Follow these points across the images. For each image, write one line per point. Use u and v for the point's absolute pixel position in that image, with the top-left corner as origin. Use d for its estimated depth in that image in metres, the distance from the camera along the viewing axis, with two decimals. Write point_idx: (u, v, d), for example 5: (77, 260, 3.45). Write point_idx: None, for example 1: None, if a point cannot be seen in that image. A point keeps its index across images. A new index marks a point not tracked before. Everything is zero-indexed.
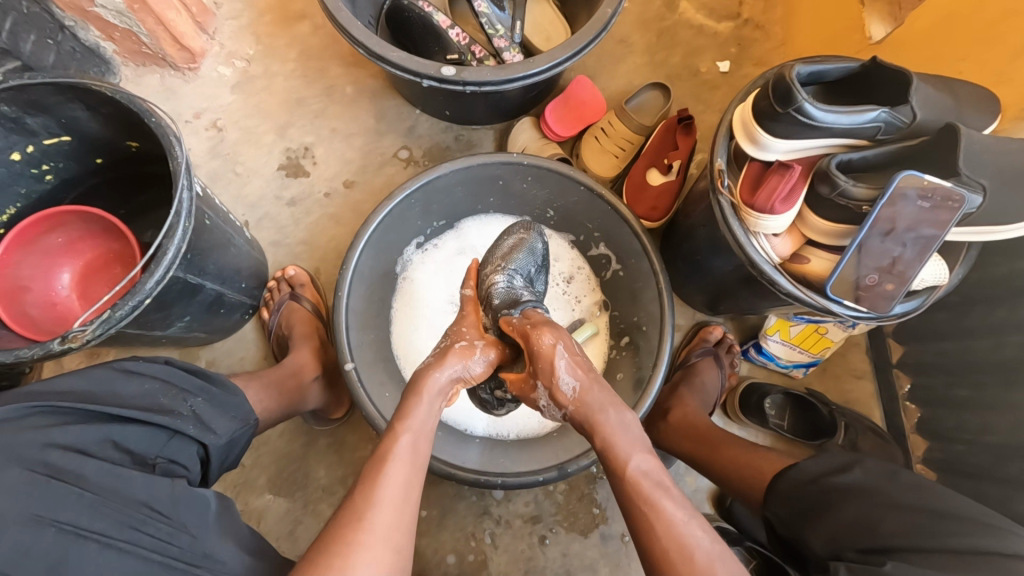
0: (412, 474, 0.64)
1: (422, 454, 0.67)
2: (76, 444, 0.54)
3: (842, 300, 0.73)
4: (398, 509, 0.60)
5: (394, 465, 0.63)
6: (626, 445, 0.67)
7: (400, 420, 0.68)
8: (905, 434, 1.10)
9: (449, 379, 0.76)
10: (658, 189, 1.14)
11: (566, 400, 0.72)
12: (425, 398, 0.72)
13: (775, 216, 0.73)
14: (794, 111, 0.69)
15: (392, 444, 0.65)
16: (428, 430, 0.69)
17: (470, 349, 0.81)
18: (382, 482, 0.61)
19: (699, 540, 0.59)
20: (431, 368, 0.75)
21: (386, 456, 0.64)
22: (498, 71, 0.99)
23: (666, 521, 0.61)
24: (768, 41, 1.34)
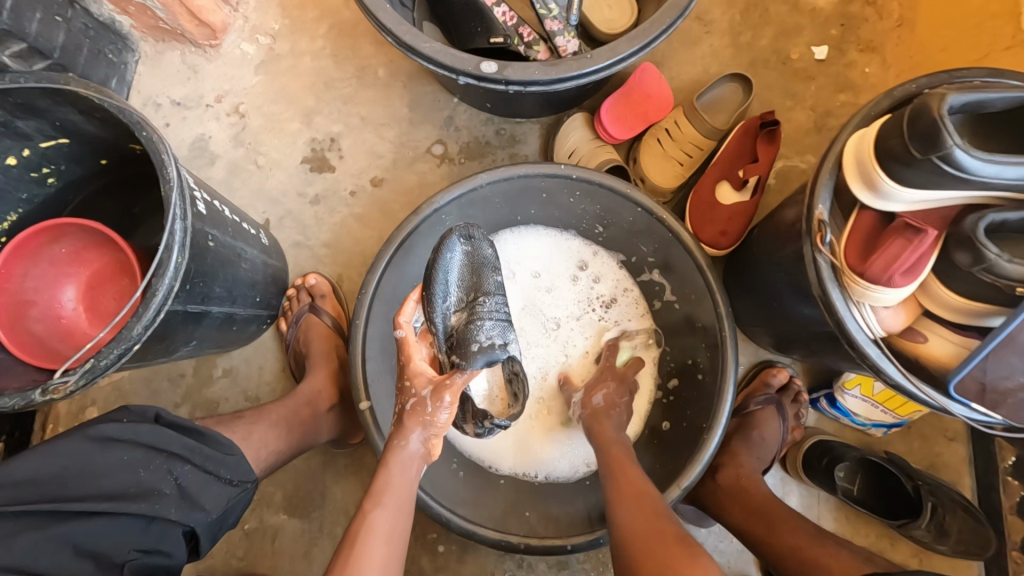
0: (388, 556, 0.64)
1: (400, 527, 0.67)
2: (29, 561, 0.50)
3: (967, 403, 0.57)
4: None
5: (374, 543, 0.63)
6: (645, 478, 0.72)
7: (373, 496, 0.67)
8: (1001, 513, 0.94)
9: (421, 445, 0.74)
10: (731, 210, 0.97)
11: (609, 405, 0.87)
12: (396, 469, 0.71)
13: (892, 290, 0.58)
14: (938, 159, 0.52)
15: (364, 524, 0.65)
16: (405, 506, 0.69)
17: (423, 405, 0.74)
18: (359, 568, 0.61)
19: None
20: (401, 439, 0.73)
21: (362, 539, 0.64)
22: (547, 69, 0.83)
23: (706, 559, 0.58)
24: (879, 22, 1.10)
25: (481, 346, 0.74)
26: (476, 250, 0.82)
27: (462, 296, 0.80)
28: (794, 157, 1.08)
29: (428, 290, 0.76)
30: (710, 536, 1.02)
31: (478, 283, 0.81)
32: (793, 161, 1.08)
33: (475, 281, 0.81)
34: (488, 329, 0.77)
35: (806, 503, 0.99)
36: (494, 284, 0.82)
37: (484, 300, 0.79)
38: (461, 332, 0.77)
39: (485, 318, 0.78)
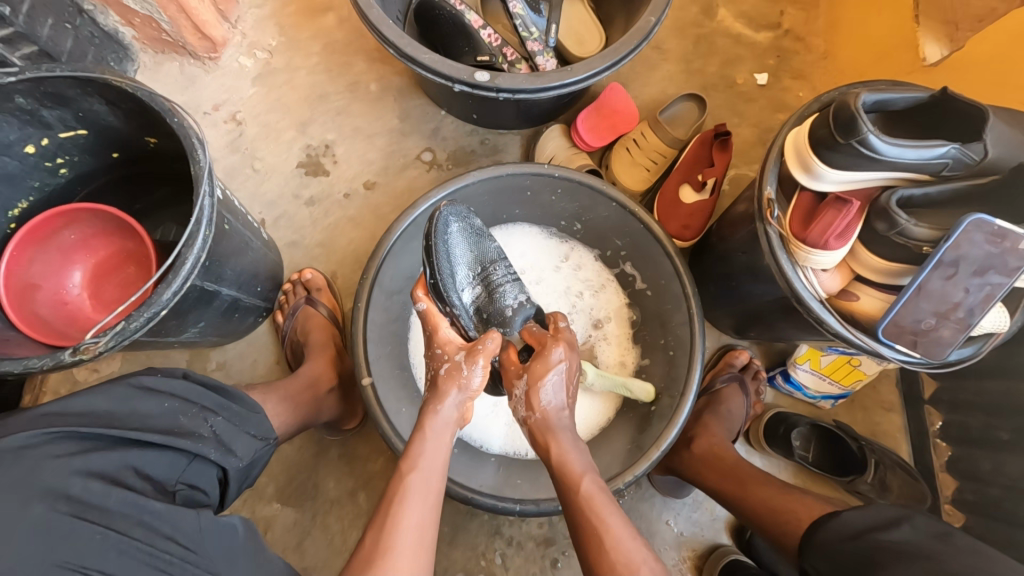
0: (428, 511, 0.67)
1: (434, 486, 0.70)
2: (102, 471, 0.52)
3: (893, 344, 0.69)
4: (417, 549, 0.64)
5: (410, 505, 0.66)
6: (580, 465, 0.73)
7: (409, 459, 0.71)
8: (934, 473, 1.07)
9: (455, 409, 0.78)
10: (692, 208, 1.11)
11: (537, 407, 0.79)
12: (431, 434, 0.75)
13: (828, 252, 0.70)
14: (856, 142, 0.64)
15: (403, 484, 0.69)
16: (439, 468, 0.72)
17: (458, 369, 0.80)
18: (399, 523, 0.64)
19: (639, 555, 0.64)
20: (433, 403, 0.78)
21: (403, 497, 0.67)
22: (533, 79, 0.94)
23: (608, 525, 0.66)
24: (809, 54, 1.28)
25: (513, 308, 0.89)
26: (468, 222, 0.92)
27: (477, 273, 0.91)
28: (743, 167, 1.23)
29: (438, 277, 0.84)
30: (684, 508, 1.10)
31: (484, 255, 0.93)
32: (743, 170, 1.23)
33: (480, 253, 0.93)
34: (512, 292, 0.91)
35: (768, 468, 1.11)
36: (495, 252, 0.94)
37: (493, 270, 0.93)
38: (490, 304, 0.90)
39: (503, 285, 0.92)
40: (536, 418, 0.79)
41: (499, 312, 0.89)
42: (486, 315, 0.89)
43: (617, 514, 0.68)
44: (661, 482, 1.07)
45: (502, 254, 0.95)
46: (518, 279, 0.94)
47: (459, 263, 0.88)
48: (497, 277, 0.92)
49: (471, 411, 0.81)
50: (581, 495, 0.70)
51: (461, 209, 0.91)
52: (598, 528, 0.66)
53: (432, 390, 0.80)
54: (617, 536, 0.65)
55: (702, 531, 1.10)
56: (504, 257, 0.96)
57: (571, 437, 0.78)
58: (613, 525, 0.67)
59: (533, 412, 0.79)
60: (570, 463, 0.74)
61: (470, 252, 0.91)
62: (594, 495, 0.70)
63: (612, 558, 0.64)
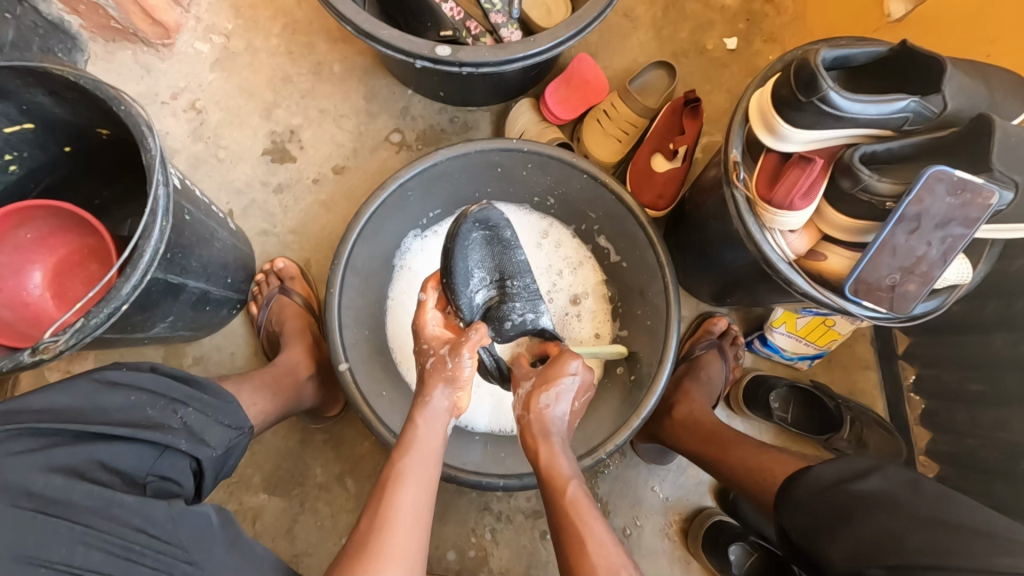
0: (424, 496, 0.67)
1: (431, 474, 0.70)
2: (63, 467, 0.52)
3: (860, 301, 0.70)
4: (411, 529, 0.63)
5: (406, 487, 0.67)
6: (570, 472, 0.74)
7: (402, 445, 0.71)
8: (909, 426, 1.10)
9: (446, 401, 0.78)
10: (664, 177, 1.10)
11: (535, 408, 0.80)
12: (423, 422, 0.75)
13: (793, 212, 0.70)
14: (818, 100, 0.64)
15: (397, 468, 0.69)
16: (433, 455, 0.72)
17: (443, 362, 0.79)
18: (395, 504, 0.65)
19: (611, 558, 0.63)
20: (424, 397, 0.77)
21: (397, 478, 0.68)
22: (495, 51, 0.92)
23: (588, 530, 0.66)
24: (778, 16, 1.27)
25: (515, 324, 0.91)
26: (495, 232, 0.90)
27: (494, 276, 0.91)
28: (716, 134, 1.23)
29: (450, 276, 0.83)
30: (669, 474, 1.12)
31: (506, 265, 0.92)
32: (715, 137, 1.22)
33: (504, 264, 0.92)
34: (521, 308, 0.92)
35: (750, 431, 1.13)
36: (522, 264, 0.94)
37: (512, 283, 0.93)
38: (495, 309, 0.90)
39: (516, 298, 0.92)
40: (528, 419, 0.80)
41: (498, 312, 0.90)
42: (489, 318, 0.90)
43: (601, 526, 0.67)
44: (645, 450, 1.09)
45: (529, 266, 0.95)
46: (539, 296, 0.95)
47: (476, 266, 0.87)
48: (513, 287, 0.93)
49: (466, 400, 0.80)
50: (567, 499, 0.70)
51: (490, 212, 0.88)
52: (580, 530, 0.66)
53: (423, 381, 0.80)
54: (597, 541, 0.65)
55: (687, 495, 1.12)
56: (528, 271, 0.95)
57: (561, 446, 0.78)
58: (596, 528, 0.67)
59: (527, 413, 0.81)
60: (562, 467, 0.75)
61: (487, 252, 0.90)
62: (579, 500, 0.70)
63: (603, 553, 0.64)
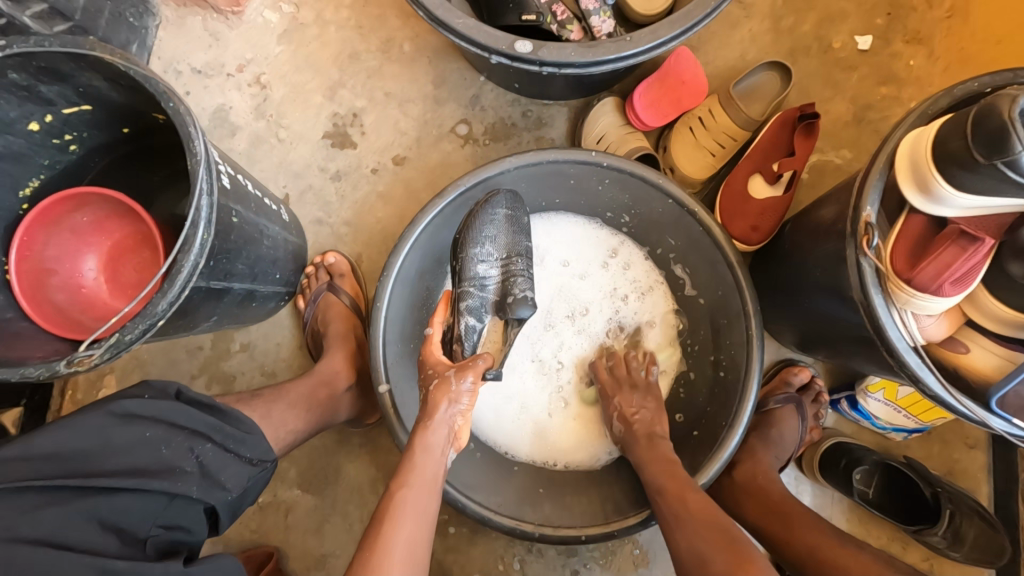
0: (421, 532, 0.62)
1: (429, 510, 0.65)
2: (52, 534, 0.50)
3: (1010, 417, 0.56)
4: (405, 572, 0.59)
5: (402, 524, 0.62)
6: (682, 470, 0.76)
7: (400, 476, 0.66)
8: (1018, 524, 0.94)
9: (448, 427, 0.72)
10: (762, 204, 0.95)
11: (631, 412, 0.86)
12: (421, 451, 0.69)
13: (939, 299, 0.56)
14: (1002, 165, 0.49)
15: (393, 501, 0.64)
16: (432, 485, 0.67)
17: (448, 382, 0.73)
18: (387, 545, 0.60)
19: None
20: (424, 425, 0.71)
21: (392, 514, 0.63)
22: (584, 51, 0.79)
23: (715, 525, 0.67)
24: (930, 11, 1.04)
25: (518, 297, 0.84)
26: (517, 215, 0.88)
27: (504, 255, 0.86)
28: (829, 152, 1.05)
29: (466, 237, 0.84)
30: None
31: (513, 245, 0.87)
32: (828, 156, 1.05)
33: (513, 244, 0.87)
34: (524, 283, 0.86)
35: (818, 503, 0.99)
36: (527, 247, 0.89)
37: (515, 261, 0.87)
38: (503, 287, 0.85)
39: (519, 276, 0.86)
40: (633, 426, 0.85)
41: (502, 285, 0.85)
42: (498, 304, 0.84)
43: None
44: None
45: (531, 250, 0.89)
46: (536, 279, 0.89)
47: (487, 240, 0.85)
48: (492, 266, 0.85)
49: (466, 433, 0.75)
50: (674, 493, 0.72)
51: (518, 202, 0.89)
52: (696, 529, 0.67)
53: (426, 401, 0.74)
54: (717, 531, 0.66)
55: None
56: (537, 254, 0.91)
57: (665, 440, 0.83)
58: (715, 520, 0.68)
59: (627, 420, 0.86)
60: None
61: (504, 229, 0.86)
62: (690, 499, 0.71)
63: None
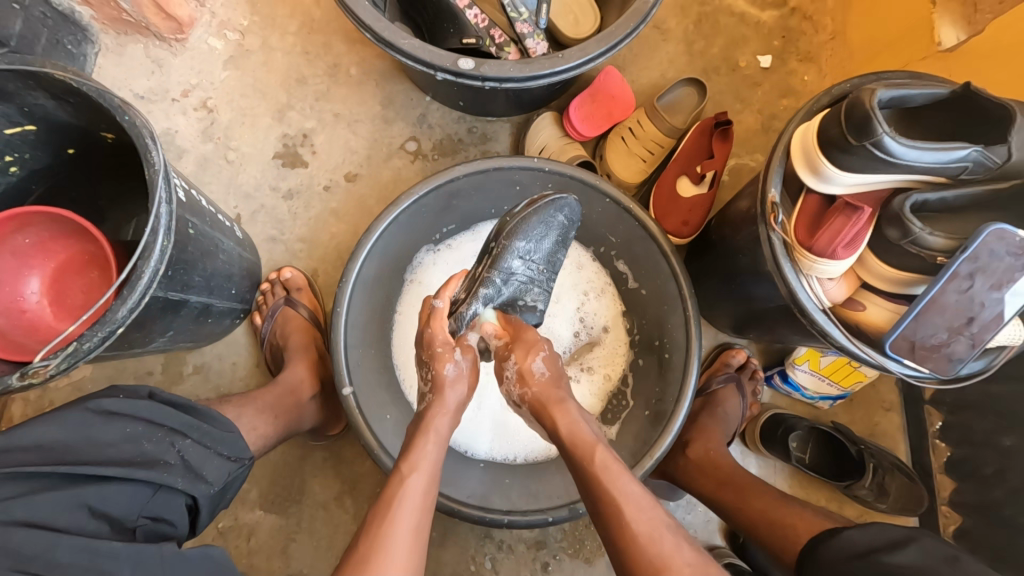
0: (423, 520, 0.62)
1: (432, 498, 0.65)
2: (45, 517, 0.53)
3: (901, 358, 0.65)
4: (409, 557, 0.59)
5: (407, 509, 0.62)
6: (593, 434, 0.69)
7: (408, 462, 0.66)
8: (932, 474, 1.05)
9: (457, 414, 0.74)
10: (690, 202, 1.05)
11: (529, 382, 0.74)
12: (429, 439, 0.70)
13: (835, 262, 0.65)
14: (870, 145, 0.59)
15: (400, 486, 0.64)
16: (437, 465, 0.68)
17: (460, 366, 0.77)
18: (395, 528, 0.60)
19: (641, 513, 0.61)
20: (433, 407, 0.73)
21: (400, 499, 0.63)
22: (521, 67, 0.87)
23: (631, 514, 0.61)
24: (817, 34, 1.21)
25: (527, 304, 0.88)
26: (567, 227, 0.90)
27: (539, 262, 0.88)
28: (745, 156, 1.18)
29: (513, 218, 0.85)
30: (678, 509, 1.08)
31: (551, 257, 0.90)
32: (744, 160, 1.17)
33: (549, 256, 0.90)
34: (536, 294, 0.88)
35: (763, 471, 1.08)
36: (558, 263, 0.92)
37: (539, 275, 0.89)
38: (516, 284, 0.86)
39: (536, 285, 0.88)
40: (530, 394, 0.74)
41: (517, 282, 0.86)
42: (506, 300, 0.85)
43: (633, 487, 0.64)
44: (654, 485, 1.05)
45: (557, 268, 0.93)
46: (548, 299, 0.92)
47: (542, 239, 0.87)
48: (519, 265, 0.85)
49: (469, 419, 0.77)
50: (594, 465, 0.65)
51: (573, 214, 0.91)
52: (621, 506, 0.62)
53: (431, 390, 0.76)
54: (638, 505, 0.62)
55: (696, 533, 1.08)
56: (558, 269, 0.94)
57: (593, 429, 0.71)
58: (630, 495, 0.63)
59: (525, 389, 0.75)
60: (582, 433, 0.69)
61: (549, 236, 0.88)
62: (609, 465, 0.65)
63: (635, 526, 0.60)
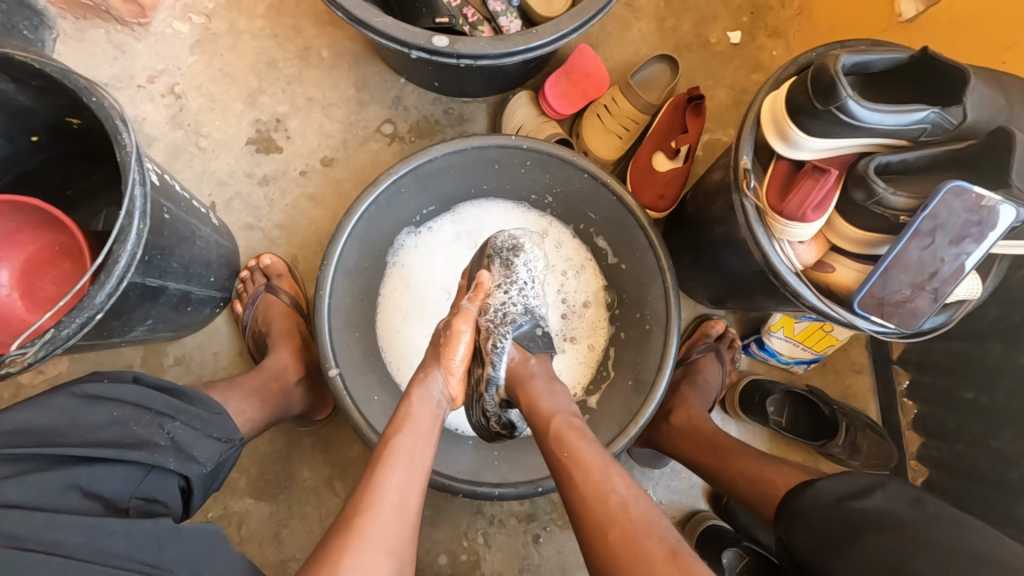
0: (415, 478, 0.63)
1: (424, 459, 0.66)
2: (36, 499, 0.52)
3: (868, 315, 0.68)
4: (399, 511, 0.60)
5: (396, 468, 0.63)
6: (552, 405, 0.74)
7: (395, 424, 0.68)
8: (901, 430, 1.10)
9: (442, 390, 0.76)
10: (666, 177, 1.07)
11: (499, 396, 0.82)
12: (416, 402, 0.72)
13: (805, 225, 0.68)
14: (836, 109, 0.61)
15: (389, 447, 0.66)
16: (427, 434, 0.69)
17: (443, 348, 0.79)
18: (383, 481, 0.61)
19: (612, 486, 0.61)
20: (424, 375, 0.76)
21: (387, 459, 0.64)
22: (496, 43, 0.88)
23: (584, 455, 0.65)
24: (784, 9, 1.23)
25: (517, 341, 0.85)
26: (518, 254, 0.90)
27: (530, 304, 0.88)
28: (718, 131, 1.20)
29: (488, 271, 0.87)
30: (663, 477, 1.12)
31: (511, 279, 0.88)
32: (716, 135, 1.20)
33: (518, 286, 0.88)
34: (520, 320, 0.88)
35: (744, 435, 1.13)
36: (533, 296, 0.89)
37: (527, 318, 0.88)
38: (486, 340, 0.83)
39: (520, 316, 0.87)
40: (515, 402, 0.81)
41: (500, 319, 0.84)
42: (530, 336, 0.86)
43: (590, 446, 0.66)
44: (639, 455, 1.08)
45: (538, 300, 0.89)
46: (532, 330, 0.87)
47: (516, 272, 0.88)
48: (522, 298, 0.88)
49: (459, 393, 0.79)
50: (552, 430, 0.69)
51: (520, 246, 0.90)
52: (569, 456, 0.65)
53: (433, 354, 0.80)
54: (586, 465, 0.64)
55: (681, 498, 1.11)
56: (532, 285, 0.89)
57: (545, 382, 0.80)
58: (589, 454, 0.65)
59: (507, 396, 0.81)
60: (541, 407, 0.74)
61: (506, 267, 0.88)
62: (567, 431, 0.69)
63: (596, 483, 0.62)
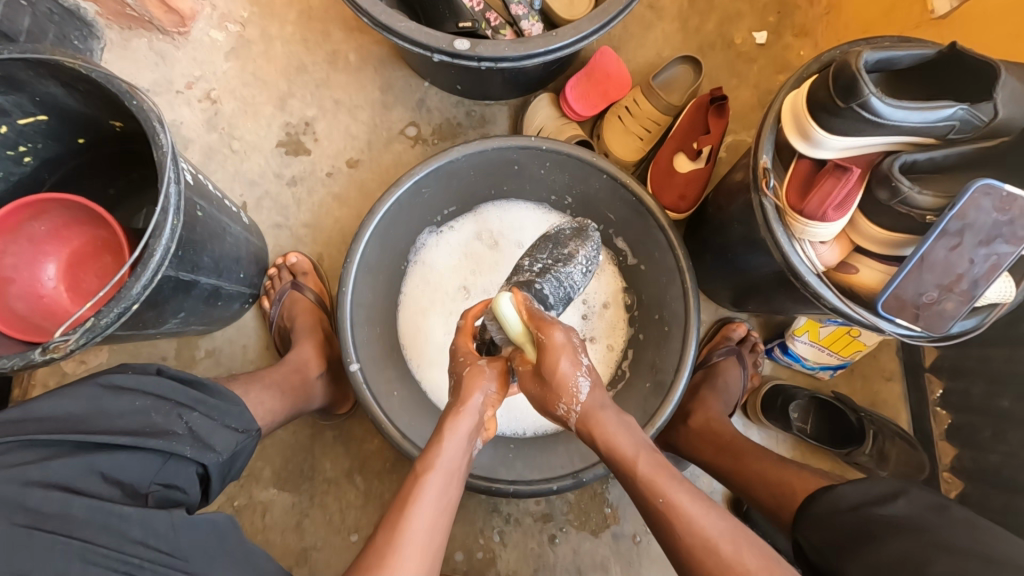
0: (438, 520, 0.61)
1: (449, 500, 0.63)
2: (60, 481, 0.55)
3: (894, 318, 0.66)
4: (420, 555, 0.58)
5: (422, 512, 0.60)
6: (632, 443, 0.65)
7: (426, 461, 0.63)
8: (934, 441, 1.06)
9: (479, 413, 0.69)
10: (687, 178, 1.07)
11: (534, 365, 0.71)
12: (450, 436, 0.66)
13: (826, 224, 0.67)
14: (858, 106, 0.60)
15: (418, 485, 0.62)
16: (456, 475, 0.65)
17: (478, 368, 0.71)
18: (409, 526, 0.58)
19: (739, 559, 0.56)
20: (459, 406, 0.69)
21: (415, 496, 0.61)
22: (516, 46, 0.89)
23: (703, 533, 0.58)
24: (812, 8, 1.21)
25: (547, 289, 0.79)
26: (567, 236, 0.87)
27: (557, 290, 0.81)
28: (741, 132, 1.18)
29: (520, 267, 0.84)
30: None
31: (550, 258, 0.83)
32: (740, 136, 1.18)
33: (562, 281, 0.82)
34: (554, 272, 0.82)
35: (767, 442, 1.11)
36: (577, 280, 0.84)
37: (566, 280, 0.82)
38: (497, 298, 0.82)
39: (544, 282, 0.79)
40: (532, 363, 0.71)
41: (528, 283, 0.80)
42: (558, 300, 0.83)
43: (686, 491, 0.61)
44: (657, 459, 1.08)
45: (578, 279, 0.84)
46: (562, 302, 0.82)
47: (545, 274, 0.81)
48: (523, 269, 0.82)
49: (493, 423, 0.73)
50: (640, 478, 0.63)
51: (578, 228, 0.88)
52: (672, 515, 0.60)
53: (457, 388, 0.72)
54: (690, 518, 0.59)
55: None
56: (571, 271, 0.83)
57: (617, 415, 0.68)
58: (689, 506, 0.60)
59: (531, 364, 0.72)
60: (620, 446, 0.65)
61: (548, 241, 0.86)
62: (656, 476, 0.62)
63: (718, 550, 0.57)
